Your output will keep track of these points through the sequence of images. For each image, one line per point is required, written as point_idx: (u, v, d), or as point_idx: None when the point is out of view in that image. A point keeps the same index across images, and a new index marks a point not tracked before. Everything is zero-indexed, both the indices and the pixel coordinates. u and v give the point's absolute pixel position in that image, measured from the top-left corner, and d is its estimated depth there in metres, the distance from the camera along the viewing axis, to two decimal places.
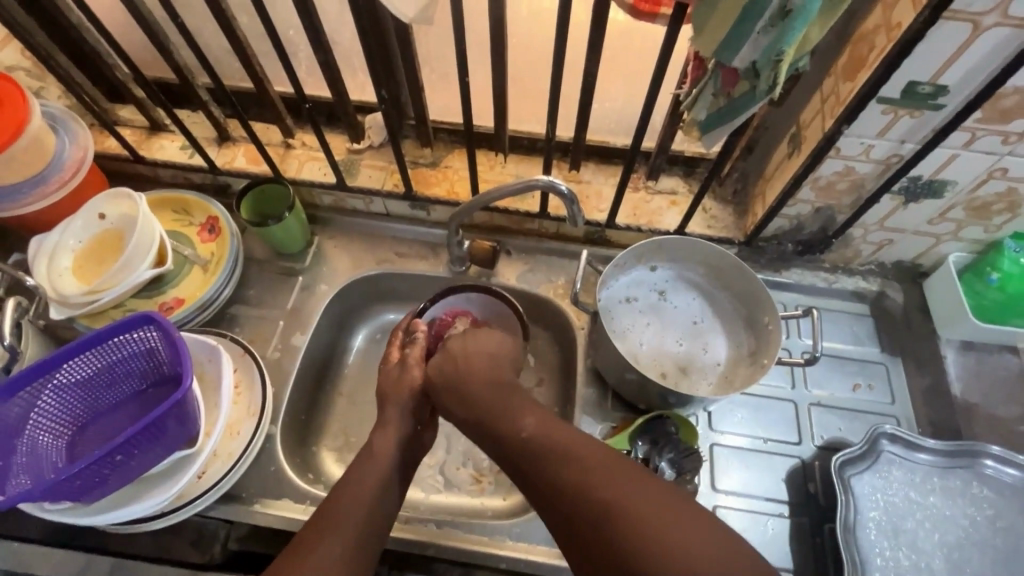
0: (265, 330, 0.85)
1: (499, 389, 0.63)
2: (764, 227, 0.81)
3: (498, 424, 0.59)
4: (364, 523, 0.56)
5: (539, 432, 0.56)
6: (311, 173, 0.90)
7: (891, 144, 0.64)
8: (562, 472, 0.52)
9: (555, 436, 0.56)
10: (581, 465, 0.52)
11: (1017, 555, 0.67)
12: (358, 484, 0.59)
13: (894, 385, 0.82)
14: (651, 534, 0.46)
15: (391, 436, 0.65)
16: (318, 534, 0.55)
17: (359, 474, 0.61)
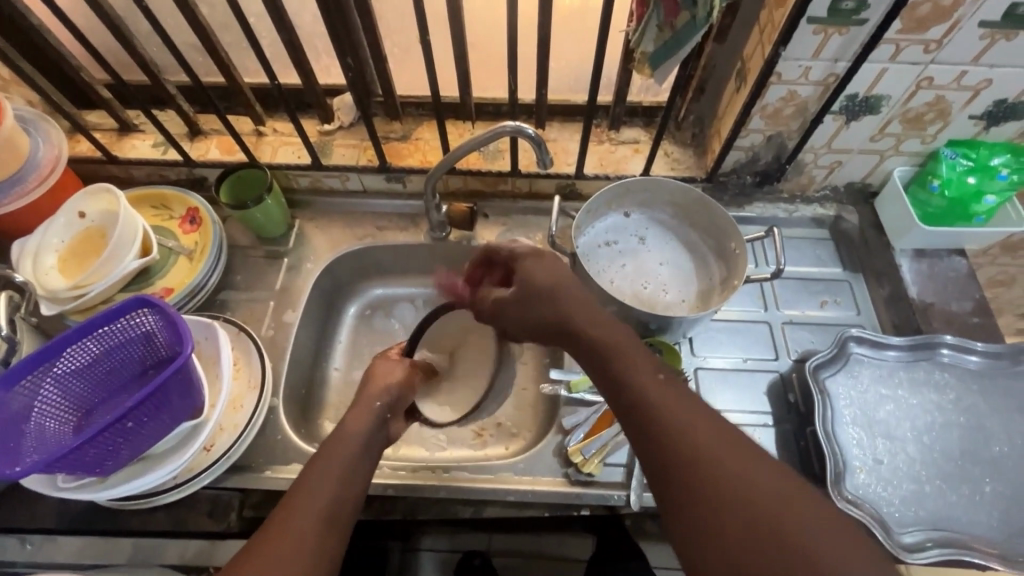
0: (256, 311, 0.87)
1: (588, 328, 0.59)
2: (722, 162, 0.86)
3: (599, 365, 0.56)
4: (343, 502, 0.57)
5: (641, 373, 0.53)
6: (285, 157, 0.92)
7: (826, 64, 0.70)
8: (670, 423, 0.49)
9: (663, 384, 0.52)
10: (688, 416, 0.49)
11: (978, 430, 0.73)
12: (327, 467, 0.59)
13: (857, 298, 0.88)
14: (752, 495, 0.43)
15: (363, 414, 0.68)
16: (289, 509, 0.55)
17: (333, 451, 0.61)
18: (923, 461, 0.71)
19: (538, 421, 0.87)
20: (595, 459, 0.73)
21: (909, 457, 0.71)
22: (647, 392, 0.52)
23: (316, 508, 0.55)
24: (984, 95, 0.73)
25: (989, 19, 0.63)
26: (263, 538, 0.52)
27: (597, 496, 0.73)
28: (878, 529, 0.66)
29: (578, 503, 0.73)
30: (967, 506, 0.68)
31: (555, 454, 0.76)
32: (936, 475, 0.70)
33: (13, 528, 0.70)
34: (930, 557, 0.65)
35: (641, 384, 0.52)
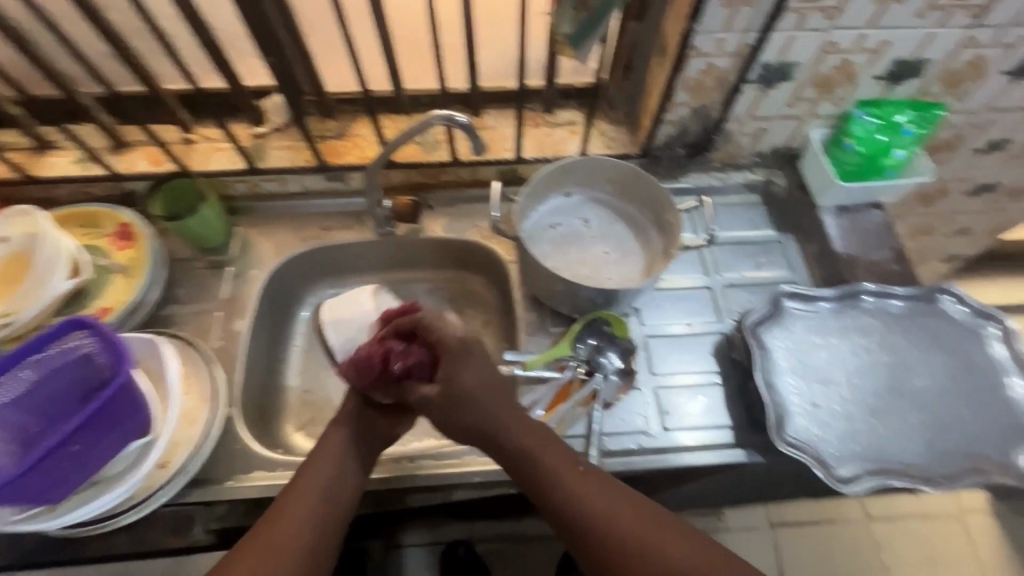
0: (204, 323, 0.85)
1: (504, 418, 0.63)
2: (653, 136, 0.89)
3: (520, 468, 0.63)
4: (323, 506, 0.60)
5: (563, 468, 0.61)
6: (218, 163, 0.90)
7: (738, 35, 0.73)
8: (596, 512, 0.58)
9: (584, 476, 0.61)
10: (609, 502, 0.59)
11: (901, 367, 0.79)
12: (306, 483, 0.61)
13: (789, 256, 0.93)
14: (677, 570, 0.54)
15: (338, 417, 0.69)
16: (273, 517, 0.58)
17: (318, 463, 0.64)
18: (854, 400, 0.77)
19: None
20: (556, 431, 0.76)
21: (842, 397, 0.77)
22: (578, 483, 0.60)
23: (294, 526, 0.57)
24: (885, 55, 0.78)
25: None
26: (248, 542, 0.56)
27: None
28: (817, 467, 0.71)
29: None
30: (895, 436, 0.74)
31: None
32: (866, 412, 0.76)
33: None
34: (865, 486, 0.71)
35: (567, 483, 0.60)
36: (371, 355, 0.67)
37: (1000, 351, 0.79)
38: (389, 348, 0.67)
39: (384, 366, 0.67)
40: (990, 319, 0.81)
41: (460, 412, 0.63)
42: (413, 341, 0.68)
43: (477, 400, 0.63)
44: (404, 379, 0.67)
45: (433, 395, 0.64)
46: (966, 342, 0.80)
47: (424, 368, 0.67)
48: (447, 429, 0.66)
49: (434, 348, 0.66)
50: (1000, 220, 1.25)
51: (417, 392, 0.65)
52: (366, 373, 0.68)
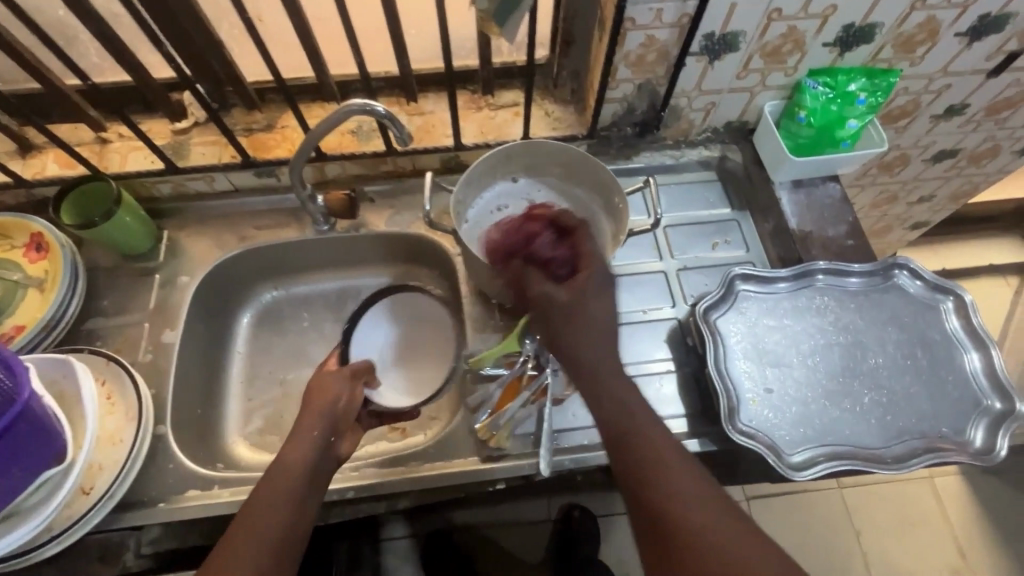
0: (130, 336, 0.80)
1: (603, 377, 0.62)
2: (598, 116, 0.85)
3: (610, 419, 0.61)
4: (291, 519, 0.57)
5: (653, 434, 0.60)
6: (136, 164, 0.84)
7: (677, 4, 0.68)
8: (665, 483, 0.57)
9: (679, 466, 0.58)
10: (683, 478, 0.57)
11: (856, 347, 0.77)
12: (274, 492, 0.58)
13: (745, 234, 0.90)
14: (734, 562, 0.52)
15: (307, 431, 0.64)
16: (243, 526, 0.55)
17: (289, 469, 0.60)
18: (808, 383, 0.75)
19: (452, 403, 0.86)
20: (504, 432, 0.73)
21: (796, 381, 0.75)
22: (657, 450, 0.59)
23: (262, 534, 0.55)
24: (832, 21, 0.74)
25: None
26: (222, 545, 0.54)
27: (511, 468, 0.73)
28: (769, 455, 0.69)
29: (494, 479, 0.73)
30: (849, 418, 0.73)
31: (465, 435, 0.75)
32: (821, 394, 0.74)
33: None
34: (819, 471, 0.69)
35: (650, 447, 0.59)
36: (523, 232, 0.78)
37: (956, 325, 0.77)
38: (541, 235, 0.76)
39: (527, 246, 0.76)
40: (946, 293, 0.79)
41: (572, 328, 0.64)
42: (566, 239, 0.74)
43: (585, 321, 0.65)
44: (537, 269, 0.72)
45: (558, 298, 0.66)
46: (921, 317, 0.78)
47: (561, 264, 0.72)
48: (553, 338, 0.65)
49: (580, 253, 0.71)
50: (961, 186, 1.23)
51: (542, 286, 0.68)
52: (512, 245, 0.77)
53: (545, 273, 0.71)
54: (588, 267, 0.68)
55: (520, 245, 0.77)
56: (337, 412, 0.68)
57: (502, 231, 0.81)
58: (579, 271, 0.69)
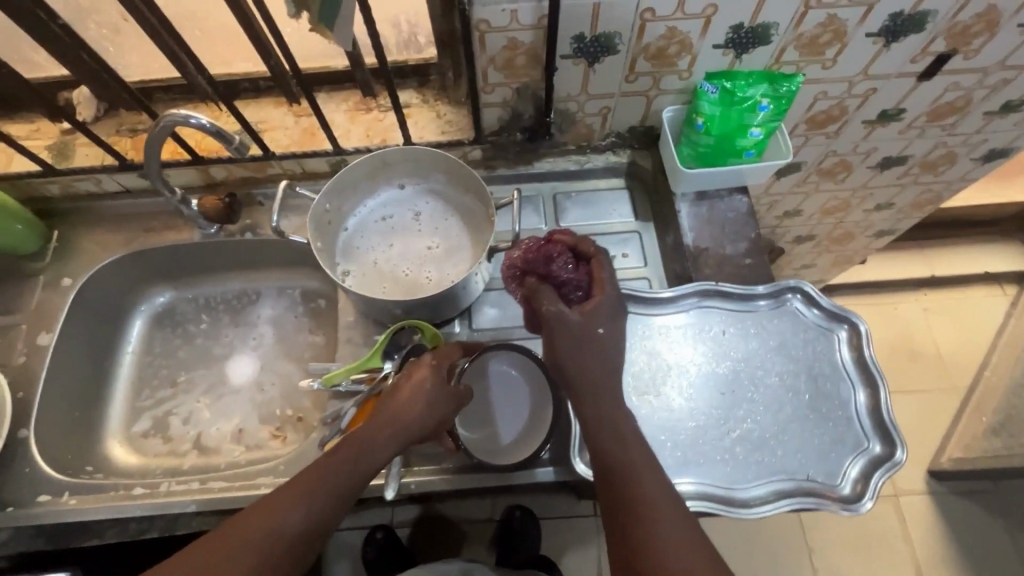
0: (7, 338, 0.81)
1: (609, 399, 0.63)
2: (481, 121, 0.80)
3: (603, 446, 0.61)
4: (328, 507, 0.55)
5: (650, 470, 0.59)
6: (22, 164, 0.85)
7: (531, 5, 0.63)
8: (653, 516, 0.56)
9: (673, 495, 0.58)
10: (674, 518, 0.56)
11: (736, 377, 0.72)
12: (320, 470, 0.56)
13: (646, 248, 0.86)
14: None
15: (387, 413, 0.60)
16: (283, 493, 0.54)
17: (352, 444, 0.58)
18: (677, 414, 0.70)
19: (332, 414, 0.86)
20: None
21: (665, 411, 0.70)
22: (653, 484, 0.58)
23: (297, 509, 0.54)
24: (716, 22, 0.67)
25: None
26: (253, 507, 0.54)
27: None
28: None
29: None
30: (714, 453, 0.68)
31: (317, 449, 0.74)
32: (689, 426, 0.70)
33: None
34: None
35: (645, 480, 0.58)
36: (544, 250, 0.67)
37: (846, 357, 0.73)
38: (560, 253, 0.67)
39: (547, 266, 0.66)
40: (841, 321, 0.74)
41: (568, 350, 0.64)
42: (579, 262, 0.69)
43: (592, 347, 0.64)
44: (553, 286, 0.66)
45: (569, 320, 0.64)
46: (811, 346, 0.73)
47: (574, 286, 0.67)
48: (556, 358, 0.65)
49: (595, 278, 0.67)
50: (920, 194, 1.13)
51: (555, 308, 0.64)
52: (528, 261, 0.67)
53: (557, 294, 0.66)
54: (599, 292, 0.65)
55: (540, 269, 0.66)
56: (422, 427, 0.61)
57: (521, 248, 0.69)
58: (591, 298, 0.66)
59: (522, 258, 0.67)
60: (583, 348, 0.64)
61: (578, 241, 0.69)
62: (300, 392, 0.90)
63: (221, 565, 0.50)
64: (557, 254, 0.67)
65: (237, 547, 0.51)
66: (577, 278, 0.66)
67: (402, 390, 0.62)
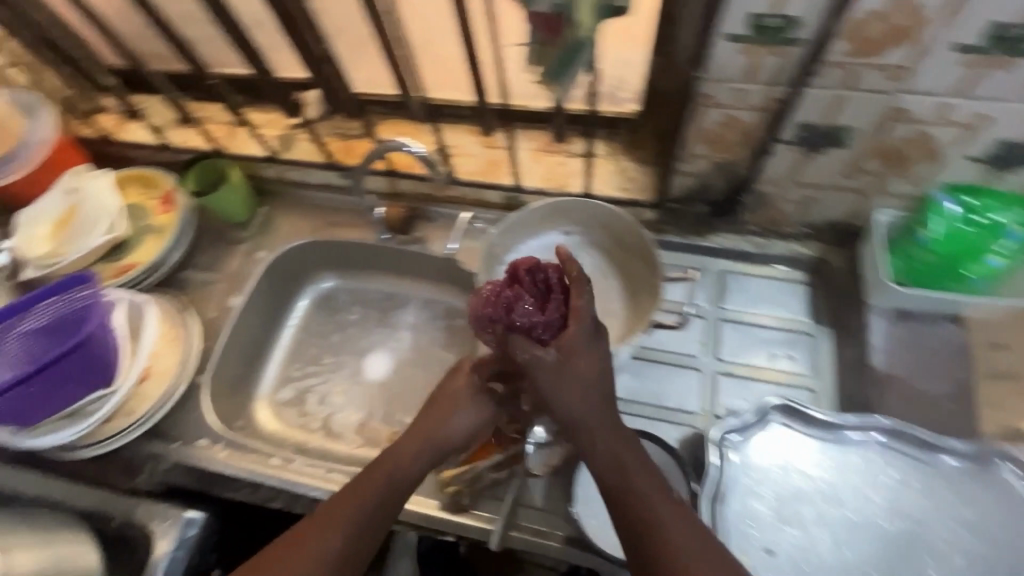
0: (206, 292, 0.94)
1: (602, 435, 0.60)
2: (668, 186, 0.77)
3: (601, 469, 0.60)
4: (366, 525, 0.61)
5: (651, 488, 0.58)
6: (254, 148, 0.98)
7: (764, 88, 0.60)
8: (666, 545, 0.54)
9: (681, 515, 0.57)
10: (682, 535, 0.55)
11: (911, 543, 0.61)
12: (357, 493, 0.62)
13: (816, 356, 0.78)
14: None
15: (427, 424, 0.69)
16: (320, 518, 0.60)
17: (387, 462, 0.66)
18: (829, 565, 0.61)
19: None
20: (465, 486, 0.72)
21: (814, 556, 0.61)
22: (656, 500, 0.57)
23: (333, 526, 0.59)
24: (980, 135, 0.59)
25: (961, 43, 0.51)
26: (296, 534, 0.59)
27: (459, 525, 0.72)
28: None
29: (439, 527, 0.73)
30: None
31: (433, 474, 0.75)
32: None
33: None
34: None
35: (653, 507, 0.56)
36: (503, 298, 0.61)
37: None
38: (520, 297, 0.61)
39: (509, 313, 0.61)
40: None
41: (562, 389, 0.60)
42: (547, 295, 0.62)
43: (571, 379, 0.59)
44: (521, 334, 0.60)
45: (546, 362, 0.59)
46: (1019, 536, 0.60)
47: (546, 325, 0.60)
48: (545, 398, 0.61)
49: (570, 309, 0.60)
50: None
51: (529, 352, 0.59)
52: (489, 312, 0.62)
53: (529, 338, 0.60)
54: (575, 325, 0.59)
55: (501, 319, 0.61)
56: (452, 437, 0.69)
57: (482, 297, 0.64)
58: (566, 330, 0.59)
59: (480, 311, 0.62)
60: (566, 381, 0.59)
61: (541, 270, 0.62)
62: (422, 404, 0.93)
63: None
64: (512, 299, 0.61)
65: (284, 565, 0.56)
66: (549, 319, 0.60)
67: (444, 394, 0.72)
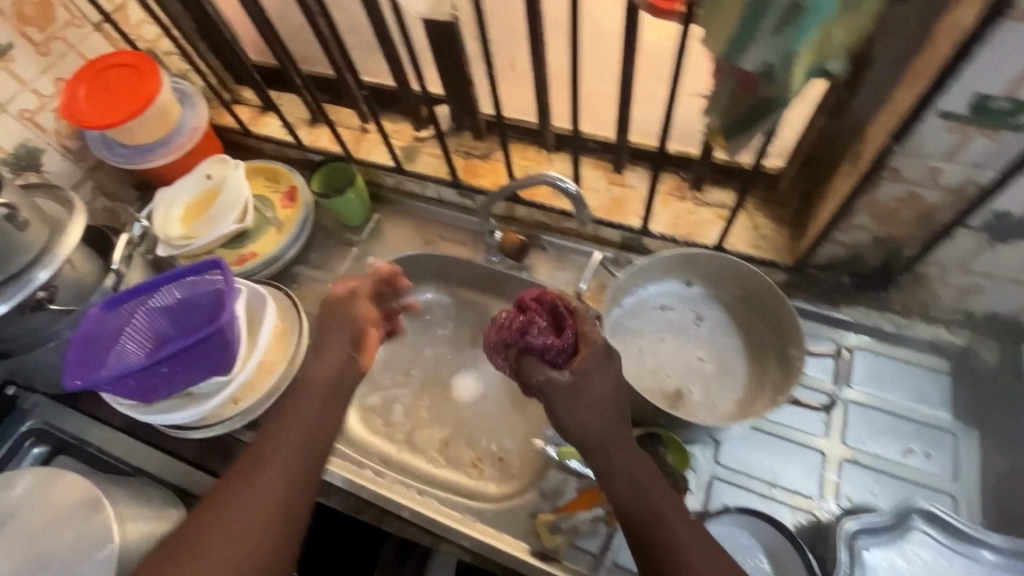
0: (316, 290, 0.97)
1: (614, 454, 0.60)
2: (814, 253, 0.73)
3: (599, 470, 0.61)
4: (282, 454, 0.63)
5: (653, 488, 0.60)
6: (378, 156, 1.00)
7: (965, 169, 0.55)
8: (673, 546, 0.56)
9: (681, 514, 0.59)
10: (688, 534, 0.57)
11: None
12: (285, 433, 0.65)
13: (959, 459, 0.70)
14: None
15: (332, 358, 0.70)
16: (245, 454, 0.64)
17: (295, 399, 0.67)
18: None
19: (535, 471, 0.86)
20: (562, 537, 0.69)
21: None
22: (656, 502, 0.59)
23: (244, 458, 0.63)
24: None
25: None
26: (226, 476, 0.63)
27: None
28: None
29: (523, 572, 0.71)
30: None
31: (526, 517, 0.73)
32: None
33: (97, 418, 0.88)
34: None
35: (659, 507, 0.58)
36: (519, 322, 0.66)
37: None
38: (533, 321, 0.66)
39: (524, 336, 0.65)
40: None
41: (581, 408, 0.61)
42: (559, 321, 0.66)
43: (587, 400, 0.61)
44: (536, 356, 0.65)
45: (561, 382, 0.62)
46: None
47: (563, 349, 0.64)
48: (558, 422, 0.63)
49: (581, 334, 0.65)
50: None
51: (544, 374, 0.63)
52: (506, 336, 0.67)
53: (547, 362, 0.64)
54: (586, 346, 0.63)
55: (518, 341, 0.65)
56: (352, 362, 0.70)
57: (498, 325, 0.69)
58: (577, 355, 0.64)
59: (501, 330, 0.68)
60: (592, 400, 0.61)
61: (553, 299, 0.68)
62: (507, 432, 0.91)
63: (232, 527, 0.59)
64: (527, 325, 0.65)
65: (252, 513, 0.60)
66: (563, 343, 0.64)
67: (333, 316, 0.73)
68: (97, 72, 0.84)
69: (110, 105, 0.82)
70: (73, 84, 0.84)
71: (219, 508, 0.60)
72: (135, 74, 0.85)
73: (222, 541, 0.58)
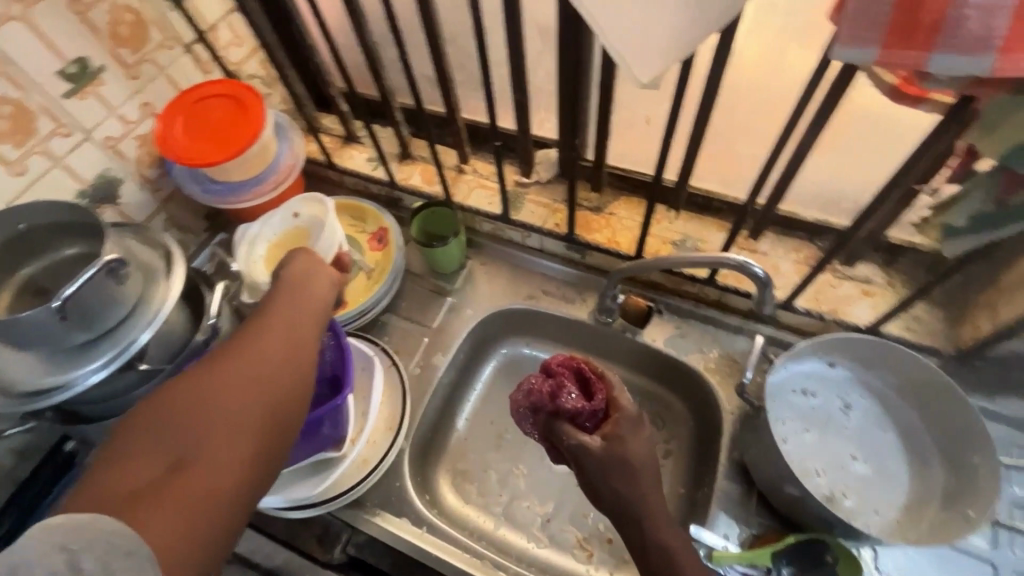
0: (410, 343, 0.90)
1: (649, 528, 0.54)
2: (988, 346, 0.67)
3: (631, 534, 0.55)
4: (283, 351, 0.53)
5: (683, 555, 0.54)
6: (478, 201, 0.93)
7: None
8: None
9: None
10: None
11: None
12: (278, 326, 0.55)
13: None
14: None
15: (304, 264, 0.63)
16: (233, 342, 0.53)
17: (285, 299, 0.58)
18: None
19: None
20: None
21: None
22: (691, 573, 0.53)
23: (247, 349, 0.52)
24: None
25: None
26: (210, 361, 0.51)
27: None
28: None
29: None
30: None
31: None
32: None
33: None
34: None
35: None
36: (548, 385, 0.62)
37: None
38: (562, 385, 0.62)
39: (552, 400, 0.61)
40: None
41: (610, 477, 0.55)
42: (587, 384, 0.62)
43: (622, 467, 0.55)
44: (564, 421, 0.60)
45: (593, 449, 0.56)
46: None
47: (593, 413, 0.60)
48: (591, 489, 0.57)
49: (612, 400, 0.60)
50: None
51: (575, 440, 0.57)
52: (534, 402, 0.62)
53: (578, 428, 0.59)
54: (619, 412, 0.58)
55: (546, 400, 0.61)
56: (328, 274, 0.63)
57: (525, 392, 0.63)
58: (608, 420, 0.59)
59: (531, 391, 0.62)
60: (626, 466, 0.55)
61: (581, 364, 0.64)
62: None
63: (216, 413, 0.47)
64: (553, 391, 0.61)
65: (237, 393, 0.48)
66: (594, 409, 0.59)
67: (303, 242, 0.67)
68: (194, 103, 0.77)
69: (210, 147, 0.75)
70: (166, 117, 0.76)
71: (194, 393, 0.48)
72: (236, 108, 0.78)
73: (205, 420, 0.46)
